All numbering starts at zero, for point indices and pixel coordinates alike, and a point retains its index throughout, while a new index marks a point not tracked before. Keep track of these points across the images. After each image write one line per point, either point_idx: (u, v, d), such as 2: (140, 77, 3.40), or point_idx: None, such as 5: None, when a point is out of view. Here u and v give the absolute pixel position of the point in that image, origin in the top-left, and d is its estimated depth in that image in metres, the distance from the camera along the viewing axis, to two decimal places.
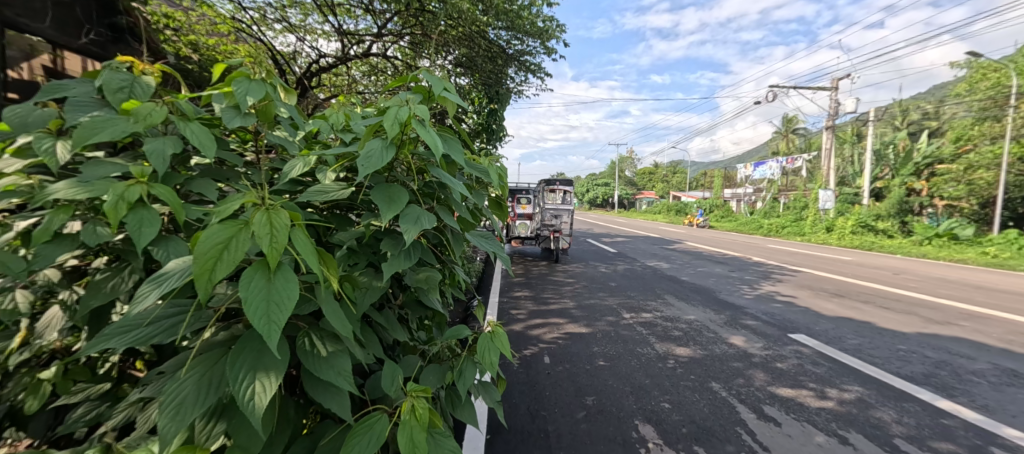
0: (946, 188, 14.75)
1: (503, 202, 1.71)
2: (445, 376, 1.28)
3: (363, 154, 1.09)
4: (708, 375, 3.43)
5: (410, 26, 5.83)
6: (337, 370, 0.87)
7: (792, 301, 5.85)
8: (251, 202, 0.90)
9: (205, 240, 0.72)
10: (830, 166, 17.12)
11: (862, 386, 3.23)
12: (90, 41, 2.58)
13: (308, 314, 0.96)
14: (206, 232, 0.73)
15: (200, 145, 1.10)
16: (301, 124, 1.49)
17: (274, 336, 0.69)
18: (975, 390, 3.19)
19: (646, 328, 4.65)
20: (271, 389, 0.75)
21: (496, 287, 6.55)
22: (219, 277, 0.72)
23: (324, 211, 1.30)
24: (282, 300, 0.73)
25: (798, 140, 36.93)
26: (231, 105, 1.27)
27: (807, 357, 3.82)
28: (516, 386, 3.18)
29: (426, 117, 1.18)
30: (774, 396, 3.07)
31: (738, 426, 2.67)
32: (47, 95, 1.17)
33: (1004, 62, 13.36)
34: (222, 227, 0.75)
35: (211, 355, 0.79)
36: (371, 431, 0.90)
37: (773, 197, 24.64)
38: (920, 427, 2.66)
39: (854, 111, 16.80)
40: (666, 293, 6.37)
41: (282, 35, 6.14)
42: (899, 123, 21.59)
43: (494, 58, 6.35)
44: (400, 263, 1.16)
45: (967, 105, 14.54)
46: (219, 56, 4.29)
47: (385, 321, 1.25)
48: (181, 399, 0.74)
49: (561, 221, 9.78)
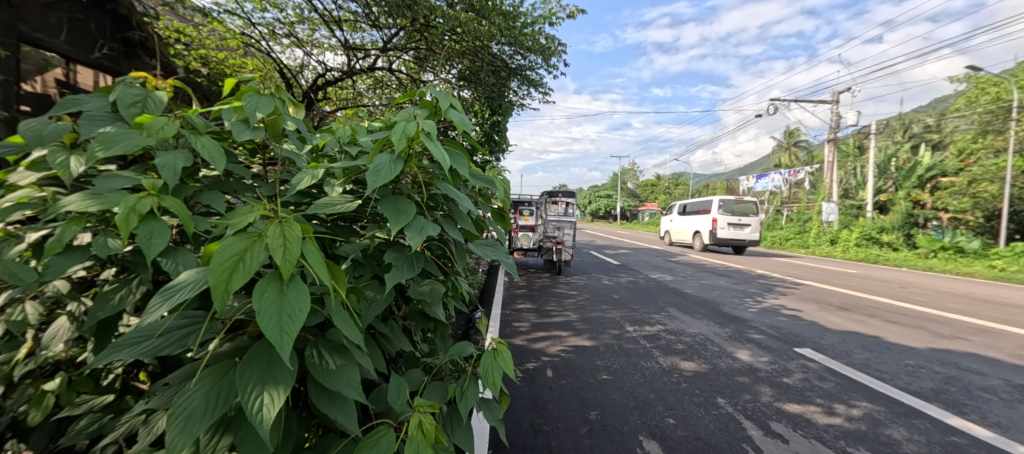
0: (950, 201, 14.74)
1: (506, 213, 1.72)
2: (447, 392, 1.27)
3: (372, 168, 1.11)
4: (713, 389, 3.39)
5: (415, 40, 5.93)
6: (344, 383, 0.87)
7: (797, 315, 5.80)
8: (263, 215, 0.92)
9: (220, 252, 0.73)
10: (832, 178, 17.13)
11: (870, 402, 3.19)
12: (103, 55, 2.65)
13: (316, 326, 0.96)
14: (222, 244, 0.73)
15: (210, 159, 1.12)
16: (308, 137, 1.51)
17: (286, 347, 0.69)
18: (986, 407, 3.14)
19: (650, 341, 4.61)
20: (280, 400, 0.75)
21: (499, 300, 6.53)
22: (234, 288, 0.72)
23: (328, 223, 1.32)
24: (294, 312, 0.73)
25: (800, 152, 37.17)
26: (241, 119, 1.30)
27: (813, 372, 3.77)
28: (519, 400, 3.15)
29: (434, 131, 1.20)
30: (781, 412, 3.03)
31: (744, 443, 2.63)
32: (62, 109, 1.19)
33: (1004, 76, 13.40)
34: (236, 239, 0.76)
35: (220, 366, 0.79)
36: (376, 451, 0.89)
37: (776, 209, 24.67)
38: (931, 445, 2.62)
39: (856, 123, 16.84)
40: (670, 306, 6.32)
41: (290, 49, 6.23)
42: (900, 136, 21.64)
43: (497, 72, 6.43)
44: (403, 274, 1.17)
45: (969, 119, 14.53)
46: (229, 70, 4.39)
47: (390, 332, 1.26)
48: (189, 412, 0.74)
49: (564, 233, 9.75)
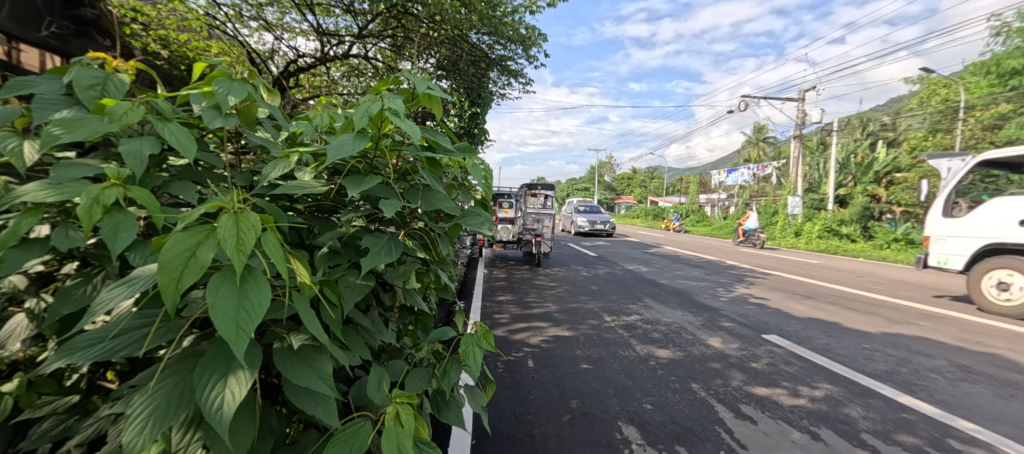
0: (902, 195, 15.72)
1: (488, 203, 1.70)
2: (429, 381, 1.27)
3: (335, 144, 1.09)
4: (687, 376, 3.50)
5: (392, 27, 5.80)
6: (316, 377, 0.84)
7: (764, 303, 6.08)
8: (226, 204, 0.87)
9: (171, 246, 0.69)
10: (798, 172, 17.85)
11: (831, 384, 3.38)
12: (51, 33, 2.44)
13: (288, 321, 0.93)
14: (172, 239, 0.69)
15: (180, 146, 1.07)
16: (284, 125, 1.46)
17: (242, 344, 0.66)
18: (933, 386, 3.39)
19: (627, 331, 4.72)
20: (242, 394, 0.72)
21: (479, 292, 6.53)
22: (185, 285, 0.68)
23: (306, 213, 1.28)
24: (253, 307, 0.70)
25: (768, 148, 38.55)
26: (210, 105, 1.24)
27: (779, 357, 3.96)
28: (502, 390, 3.18)
29: (402, 110, 1.17)
30: (750, 395, 3.17)
31: (716, 425, 2.74)
32: (10, 92, 1.10)
33: (953, 78, 14.25)
34: (187, 233, 0.71)
35: (184, 362, 0.76)
36: (352, 440, 0.88)
37: (745, 202, 25.60)
38: (885, 422, 2.81)
39: (819, 121, 17.60)
40: (647, 296, 6.49)
41: (258, 33, 5.96)
42: (859, 133, 22.72)
43: (476, 62, 6.36)
44: (380, 261, 1.15)
45: (921, 118, 15.46)
46: (191, 52, 4.15)
47: (371, 322, 1.24)
48: (151, 409, 0.71)
49: (543, 225, 9.78)
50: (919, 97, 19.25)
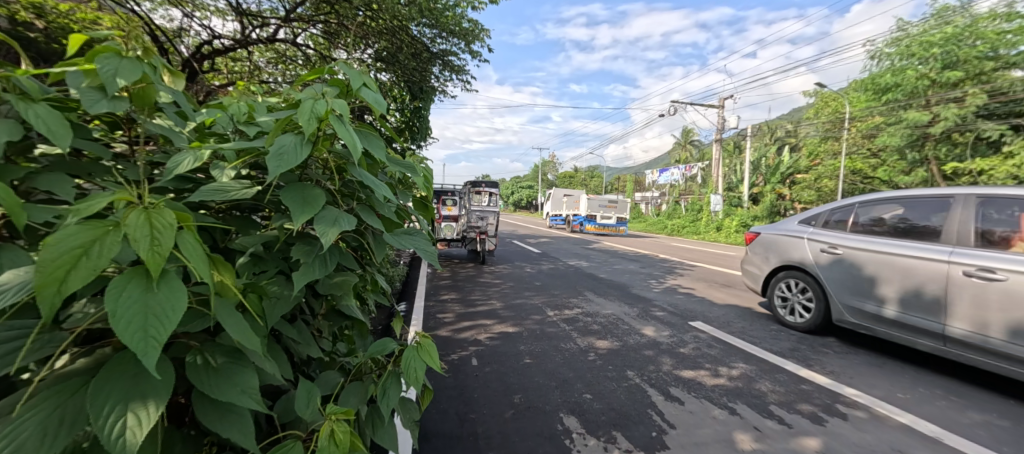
0: (802, 194, 17.79)
1: (428, 202, 1.66)
2: (367, 392, 1.21)
3: (275, 150, 0.99)
4: (624, 364, 3.70)
5: (323, 12, 5.48)
6: (239, 389, 0.77)
7: (691, 293, 6.58)
8: (125, 199, 0.76)
9: (56, 243, 0.58)
10: (718, 173, 19.52)
11: (745, 363, 3.74)
12: None
13: (202, 331, 0.84)
14: (58, 235, 0.58)
15: (49, 133, 0.91)
16: (191, 113, 1.29)
17: (152, 356, 0.59)
18: (825, 359, 3.88)
19: (569, 324, 4.87)
20: (149, 422, 0.64)
21: (422, 291, 6.37)
22: (72, 288, 0.58)
23: (221, 212, 1.14)
24: (164, 313, 0.61)
25: (693, 150, 41.91)
26: (94, 85, 1.06)
27: (703, 341, 4.32)
28: (445, 391, 3.12)
29: (346, 112, 1.09)
30: (678, 378, 3.42)
31: (649, 409, 2.92)
32: None
33: (841, 93, 16.39)
34: (81, 228, 0.61)
35: (67, 385, 0.65)
36: None
37: (674, 200, 27.42)
38: (788, 393, 3.17)
39: (735, 127, 19.39)
40: (586, 290, 6.74)
41: (163, 8, 5.32)
42: (769, 139, 25.36)
43: (417, 55, 6.18)
44: (313, 269, 1.07)
45: (817, 126, 17.61)
46: (77, 26, 3.58)
47: (298, 334, 1.15)
48: (20, 444, 0.59)
49: (487, 223, 9.77)
50: (816, 107, 21.86)
